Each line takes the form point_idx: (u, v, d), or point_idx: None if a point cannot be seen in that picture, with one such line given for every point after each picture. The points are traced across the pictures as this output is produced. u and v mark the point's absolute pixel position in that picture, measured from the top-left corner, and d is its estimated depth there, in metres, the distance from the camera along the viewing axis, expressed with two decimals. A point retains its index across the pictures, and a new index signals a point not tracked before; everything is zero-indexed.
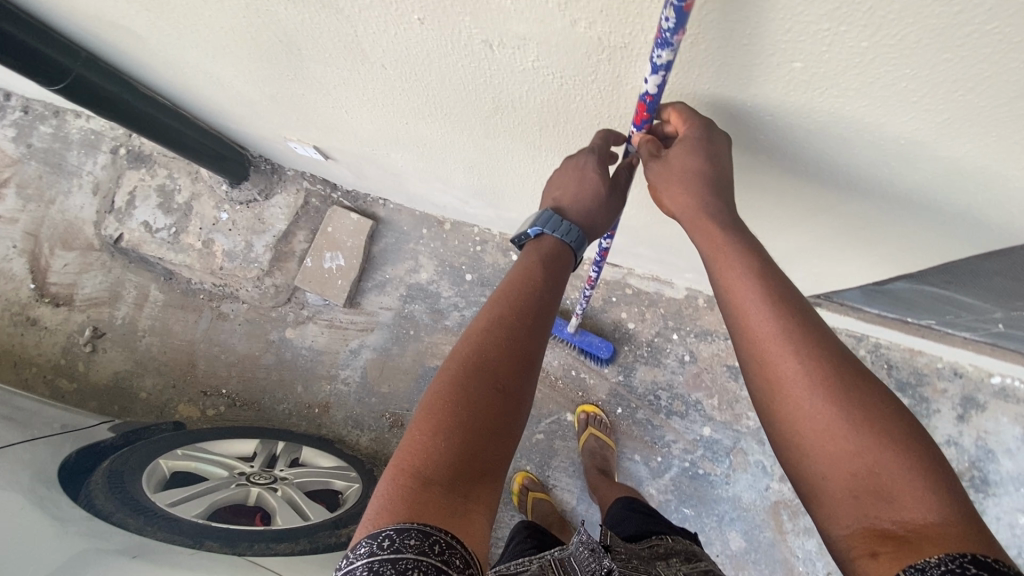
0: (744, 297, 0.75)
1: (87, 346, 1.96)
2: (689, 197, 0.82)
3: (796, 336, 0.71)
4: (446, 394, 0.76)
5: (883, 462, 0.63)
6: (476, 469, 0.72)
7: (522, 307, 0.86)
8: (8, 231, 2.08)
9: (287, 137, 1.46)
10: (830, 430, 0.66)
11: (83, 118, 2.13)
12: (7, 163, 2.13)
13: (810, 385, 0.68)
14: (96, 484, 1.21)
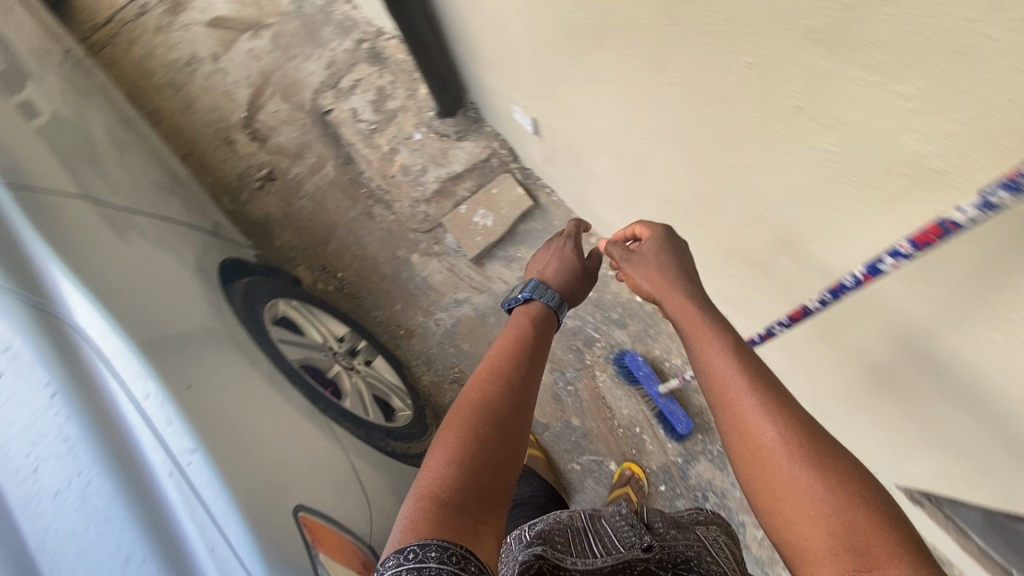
0: (720, 364, 0.78)
1: (257, 182, 2.23)
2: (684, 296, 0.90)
3: (760, 396, 0.73)
4: (453, 435, 0.85)
5: (855, 519, 0.63)
6: (483, 500, 0.79)
7: (512, 364, 0.97)
8: (250, 65, 2.41)
9: (515, 101, 1.59)
10: (803, 487, 0.67)
11: (350, 4, 2.41)
12: (276, 12, 2.47)
13: (784, 443, 0.70)
14: (238, 287, 1.38)
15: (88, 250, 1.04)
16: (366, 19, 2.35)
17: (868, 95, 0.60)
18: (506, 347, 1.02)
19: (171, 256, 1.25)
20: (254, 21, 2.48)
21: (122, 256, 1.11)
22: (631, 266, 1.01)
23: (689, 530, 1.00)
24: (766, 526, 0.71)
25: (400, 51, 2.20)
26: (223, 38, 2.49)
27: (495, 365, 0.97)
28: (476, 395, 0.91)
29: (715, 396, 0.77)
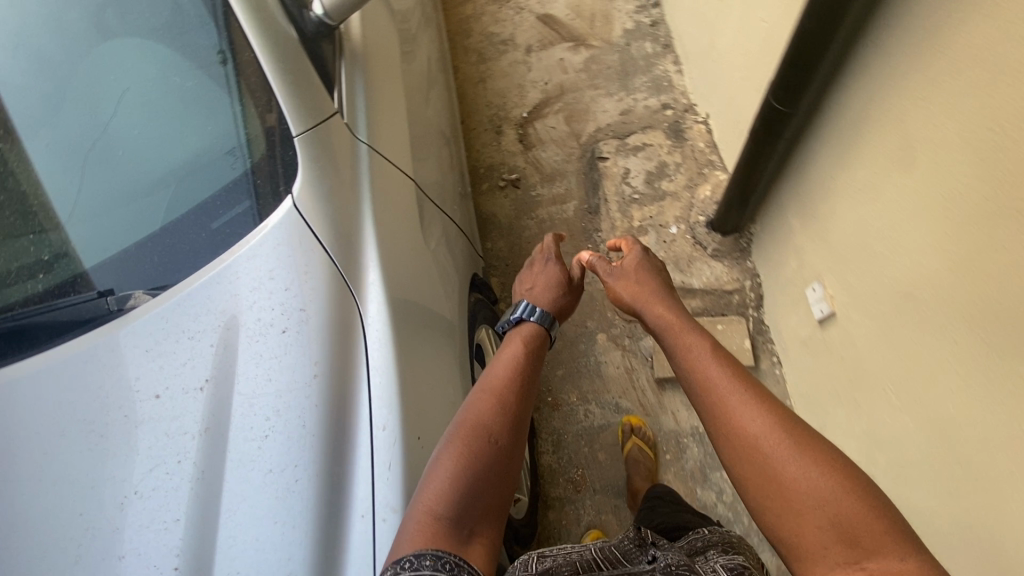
0: (703, 366, 0.84)
1: (502, 182, 2.24)
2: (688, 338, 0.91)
3: (738, 397, 0.78)
4: (449, 448, 0.82)
5: (847, 503, 0.66)
6: (470, 506, 0.78)
7: (513, 373, 0.91)
8: (555, 74, 2.44)
9: (820, 281, 1.40)
10: (791, 480, 0.70)
11: (676, 67, 2.32)
12: (604, 38, 2.46)
13: (762, 438, 0.74)
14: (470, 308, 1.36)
15: (398, 237, 1.03)
16: (684, 89, 2.25)
17: None
18: (501, 355, 0.96)
19: (446, 262, 1.22)
20: (580, 35, 2.49)
21: (419, 250, 1.08)
22: (624, 283, 1.10)
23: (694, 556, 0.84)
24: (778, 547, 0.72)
25: (702, 139, 2.07)
26: (544, 36, 2.53)
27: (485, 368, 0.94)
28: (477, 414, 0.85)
29: (703, 400, 0.82)
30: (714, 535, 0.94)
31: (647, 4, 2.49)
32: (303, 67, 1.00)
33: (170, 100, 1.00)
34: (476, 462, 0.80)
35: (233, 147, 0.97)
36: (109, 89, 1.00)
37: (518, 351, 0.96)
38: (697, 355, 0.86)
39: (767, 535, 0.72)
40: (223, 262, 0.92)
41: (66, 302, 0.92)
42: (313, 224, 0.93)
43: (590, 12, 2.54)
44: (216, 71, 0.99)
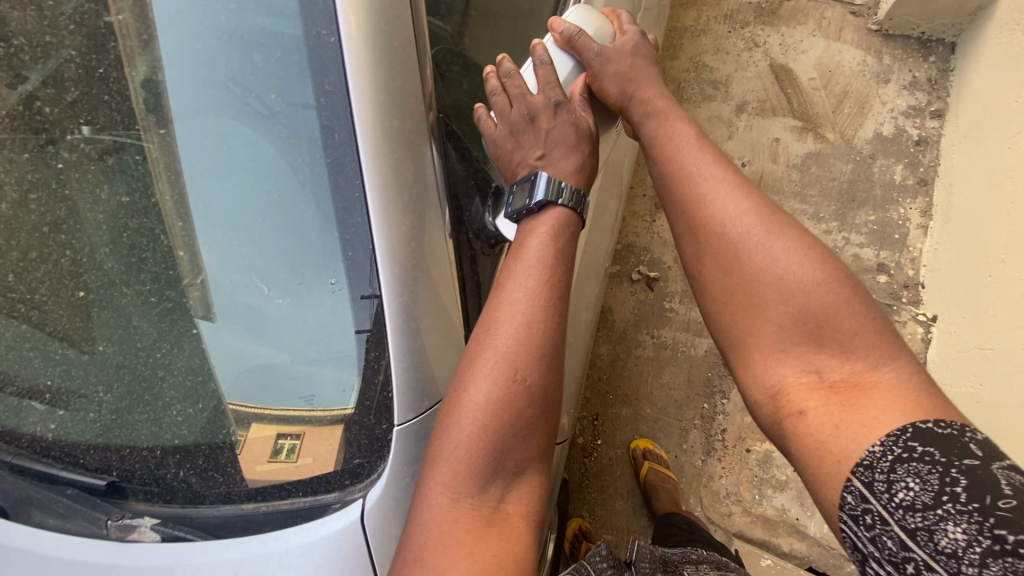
0: (681, 155, 0.78)
1: (636, 275, 1.80)
2: (675, 164, 0.78)
3: (717, 184, 0.74)
4: (457, 418, 0.64)
5: (822, 298, 0.64)
6: (494, 468, 0.63)
7: (540, 288, 0.67)
8: (760, 157, 1.88)
9: None
10: (767, 275, 0.67)
11: (923, 217, 1.72)
12: (845, 135, 1.84)
13: (734, 225, 0.70)
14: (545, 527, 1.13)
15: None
16: (918, 257, 1.68)
17: None
18: (523, 269, 0.68)
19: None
20: (814, 116, 1.88)
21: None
22: (620, 68, 0.83)
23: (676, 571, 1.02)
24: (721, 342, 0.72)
25: (911, 346, 1.58)
26: (768, 97, 1.93)
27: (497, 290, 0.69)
28: (524, 280, 0.68)
29: (678, 187, 0.77)
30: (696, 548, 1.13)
31: (923, 108, 1.82)
32: (446, 314, 0.69)
33: (247, 264, 0.67)
34: (530, 337, 0.65)
35: (312, 395, 0.68)
36: (161, 232, 0.68)
37: (553, 245, 0.70)
38: (675, 140, 0.79)
39: (715, 325, 0.72)
40: (262, 535, 0.70)
41: (69, 479, 0.73)
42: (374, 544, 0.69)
43: (843, 87, 1.89)
44: (317, 278, 0.66)
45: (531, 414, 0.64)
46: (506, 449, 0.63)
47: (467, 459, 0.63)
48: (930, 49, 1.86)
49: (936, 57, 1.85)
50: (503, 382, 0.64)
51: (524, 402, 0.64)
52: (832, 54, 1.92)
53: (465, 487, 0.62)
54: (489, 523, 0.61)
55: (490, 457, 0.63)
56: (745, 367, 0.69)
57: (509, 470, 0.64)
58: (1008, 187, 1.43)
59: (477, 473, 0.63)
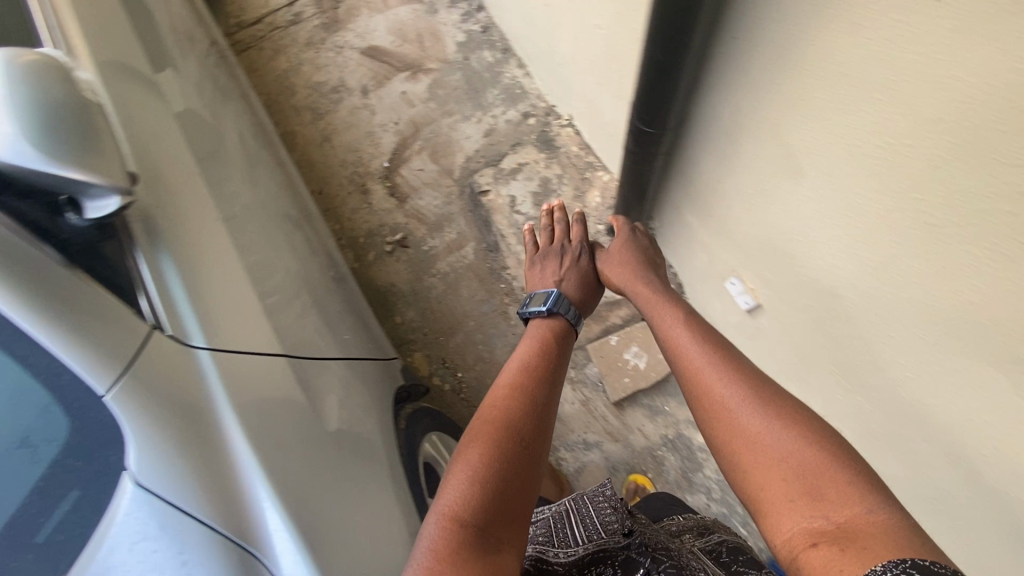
0: (679, 339, 1.04)
1: (389, 246, 2.05)
2: (673, 344, 1.05)
3: (718, 368, 0.95)
4: (460, 466, 0.92)
5: (810, 456, 0.79)
6: (498, 517, 0.86)
7: (531, 385, 1.07)
8: (401, 109, 2.25)
9: (736, 274, 1.38)
10: (765, 440, 0.83)
11: (522, 69, 2.22)
12: (440, 58, 2.31)
13: (738, 401, 0.89)
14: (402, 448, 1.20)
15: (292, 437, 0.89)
16: (538, 92, 2.15)
17: None
18: (506, 381, 1.09)
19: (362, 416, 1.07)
20: (413, 62, 2.32)
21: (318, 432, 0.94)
22: (613, 266, 1.39)
23: (671, 534, 1.14)
24: (733, 480, 0.86)
25: (574, 141, 2.01)
26: (376, 72, 2.34)
27: (497, 396, 1.05)
28: (506, 376, 1.10)
29: (686, 377, 0.98)
30: (677, 518, 1.25)
31: (470, 12, 2.36)
32: (92, 313, 0.80)
33: None
34: (523, 434, 0.96)
35: (34, 439, 0.78)
36: None
37: (519, 366, 1.12)
38: (670, 325, 1.10)
39: (727, 472, 0.87)
40: (91, 556, 0.77)
41: None
42: (171, 482, 0.78)
43: (415, 33, 2.37)
44: None
45: (530, 476, 0.92)
46: (503, 498, 0.88)
47: (471, 496, 0.86)
48: None
49: None
50: (506, 451, 0.93)
51: (514, 466, 0.91)
52: (393, 21, 2.40)
53: (470, 520, 0.83)
54: (483, 551, 0.80)
55: (489, 490, 0.87)
56: (761, 514, 0.80)
57: (499, 524, 0.85)
58: (526, 12, 1.92)
59: (475, 506, 0.86)
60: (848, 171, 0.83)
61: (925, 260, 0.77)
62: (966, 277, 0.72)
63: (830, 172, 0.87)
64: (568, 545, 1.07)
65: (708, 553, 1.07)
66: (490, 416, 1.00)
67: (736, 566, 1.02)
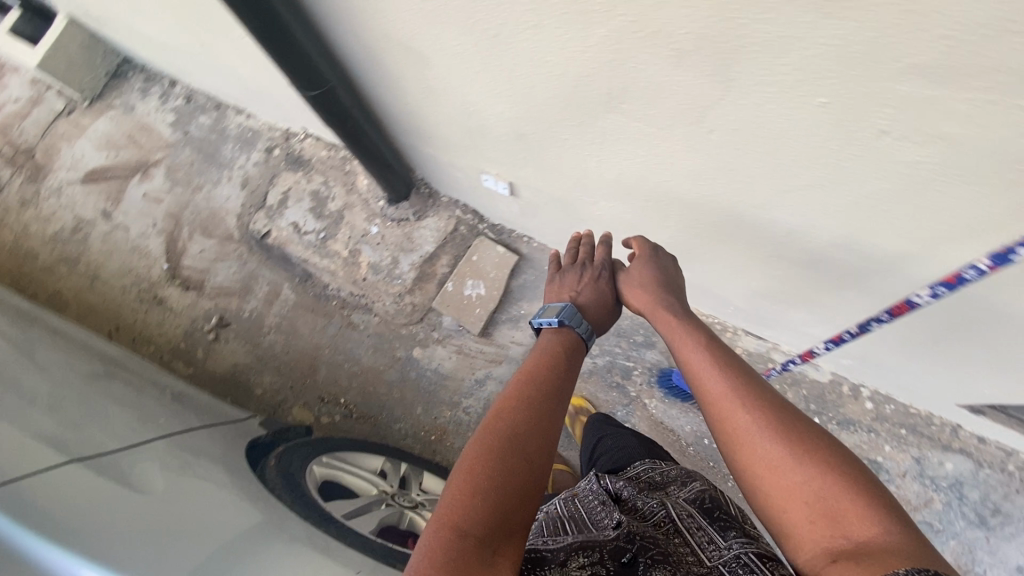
0: (695, 362, 0.97)
1: (211, 333, 1.99)
2: (693, 364, 0.97)
3: (739, 390, 0.89)
4: (466, 471, 0.82)
5: (824, 477, 0.77)
6: (502, 527, 0.76)
7: (536, 394, 0.95)
8: (152, 210, 2.17)
9: (484, 170, 1.51)
10: (781, 463, 0.80)
11: (242, 114, 2.23)
12: (162, 146, 2.26)
13: (759, 430, 0.84)
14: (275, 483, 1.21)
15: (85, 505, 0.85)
16: (266, 125, 2.18)
17: (980, 113, 0.59)
18: (515, 391, 0.97)
19: (195, 486, 1.04)
20: (138, 163, 2.25)
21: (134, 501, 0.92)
22: (626, 278, 1.20)
23: (654, 489, 1.02)
24: (760, 508, 0.82)
25: (319, 147, 2.06)
26: (107, 190, 2.22)
27: (504, 405, 0.93)
28: (512, 387, 0.98)
29: (705, 404, 0.92)
30: (668, 463, 1.11)
31: (167, 92, 2.33)
32: None
33: None
34: (526, 439, 0.86)
35: None
36: None
37: (526, 376, 1.00)
38: (688, 341, 1.01)
39: (753, 503, 0.84)
40: None
41: None
42: None
43: (125, 137, 2.29)
44: None
45: (531, 484, 0.82)
46: (508, 508, 0.78)
47: (476, 501, 0.77)
48: (126, 76, 2.37)
49: (134, 74, 2.37)
50: (517, 461, 0.83)
51: (520, 475, 0.82)
52: (97, 139, 2.30)
53: (474, 528, 0.74)
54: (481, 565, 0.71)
55: (495, 504, 0.78)
56: (786, 540, 0.78)
57: (505, 533, 0.76)
58: (201, 63, 1.94)
59: (478, 517, 0.76)
60: (441, 31, 0.97)
61: (518, 61, 0.93)
62: (543, 54, 0.87)
63: (439, 42, 1.00)
64: (556, 536, 0.89)
65: (694, 505, 0.94)
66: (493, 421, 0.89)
67: (719, 514, 0.92)
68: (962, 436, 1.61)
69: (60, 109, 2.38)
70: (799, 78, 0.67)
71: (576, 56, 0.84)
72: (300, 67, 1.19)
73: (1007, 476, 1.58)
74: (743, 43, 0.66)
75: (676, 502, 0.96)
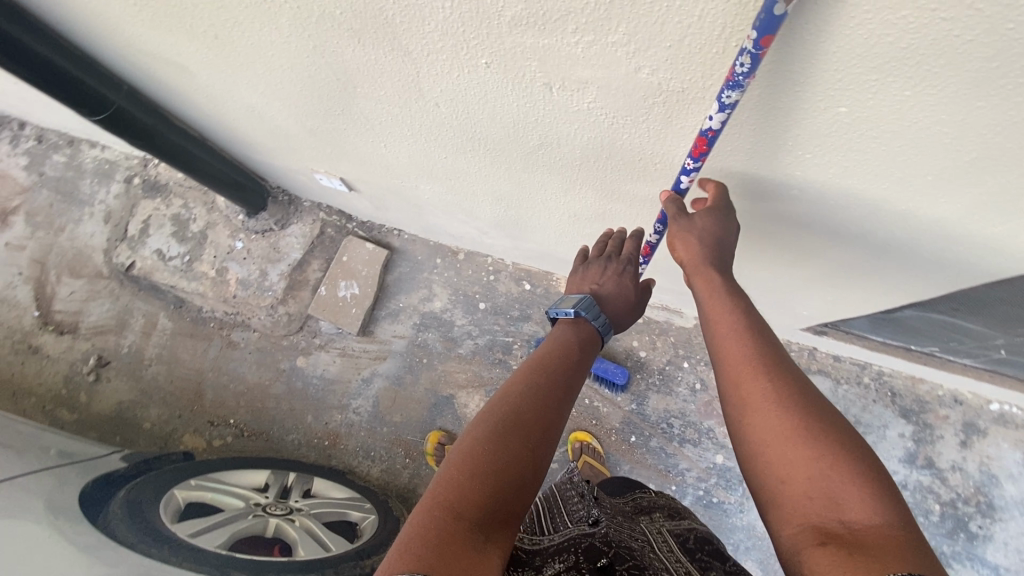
0: (720, 316, 0.80)
1: (91, 374, 1.95)
2: (718, 317, 0.80)
3: (761, 352, 0.74)
4: (468, 446, 0.75)
5: (833, 457, 0.64)
6: (498, 508, 0.69)
7: (551, 383, 0.87)
8: (15, 257, 2.10)
9: (313, 169, 1.50)
10: (792, 437, 0.67)
11: (97, 146, 2.16)
12: (18, 191, 2.17)
13: (773, 398, 0.70)
14: (115, 512, 1.20)
15: None
16: (121, 154, 2.12)
17: (588, 54, 0.62)
18: (522, 380, 0.87)
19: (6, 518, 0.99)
20: None
21: None
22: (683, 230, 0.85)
23: (638, 521, 1.02)
24: (754, 482, 0.71)
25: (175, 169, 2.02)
26: None
27: (523, 389, 0.85)
28: (518, 374, 0.88)
29: (720, 361, 0.78)
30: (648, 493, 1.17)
31: (16, 134, 2.24)
32: None
33: None
34: (526, 427, 0.78)
35: None
36: None
37: (535, 366, 0.91)
38: (716, 290, 0.82)
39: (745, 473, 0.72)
40: None
41: None
42: None
43: None
44: None
45: (527, 476, 0.74)
46: (502, 492, 0.70)
47: (471, 478, 0.70)
48: None
49: None
50: (520, 446, 0.75)
51: (516, 461, 0.73)
52: None
53: (465, 507, 0.67)
54: (467, 549, 0.63)
55: (491, 486, 0.70)
56: (772, 519, 0.67)
57: (493, 519, 0.68)
58: (29, 99, 1.87)
59: (471, 493, 0.68)
60: (175, 38, 0.95)
61: (252, 59, 0.93)
62: (263, 49, 0.88)
63: (183, 50, 0.99)
64: (538, 535, 0.91)
65: (677, 542, 0.95)
66: (499, 410, 0.80)
67: (702, 554, 0.91)
68: (820, 358, 1.69)
69: None
70: (452, 41, 0.69)
71: (284, 45, 0.84)
72: (75, 92, 1.17)
73: (865, 388, 1.67)
74: (388, 13, 0.68)
75: (652, 528, 0.99)
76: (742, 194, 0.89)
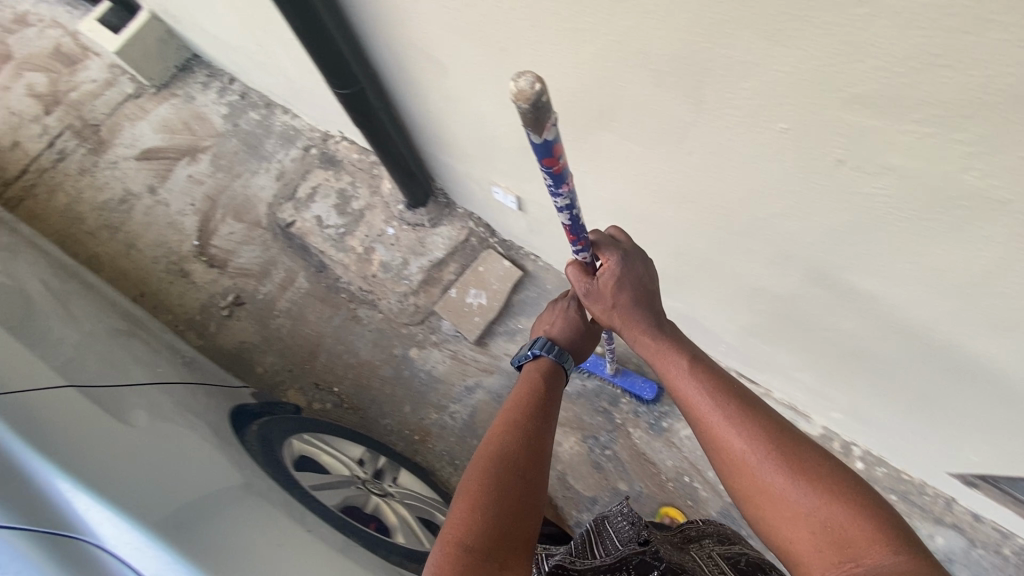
0: (687, 386, 0.90)
1: (226, 310, 2.10)
2: (681, 385, 0.91)
3: (732, 417, 0.83)
4: (465, 494, 0.84)
5: (835, 512, 0.74)
6: (511, 543, 0.79)
7: (534, 415, 0.96)
8: (193, 190, 2.34)
9: (494, 182, 1.59)
10: (791, 496, 0.76)
11: (289, 114, 2.40)
12: (212, 134, 2.44)
13: (757, 459, 0.80)
14: (253, 447, 1.27)
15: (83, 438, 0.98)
16: (307, 125, 2.34)
17: (915, 146, 0.64)
18: (505, 415, 0.97)
19: (176, 431, 1.14)
20: (188, 146, 2.44)
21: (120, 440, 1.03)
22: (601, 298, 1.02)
23: (687, 545, 1.01)
24: (759, 526, 0.81)
25: (352, 150, 2.20)
26: (157, 169, 2.41)
27: (504, 424, 0.94)
28: (504, 412, 0.97)
29: (701, 428, 0.87)
30: (698, 524, 1.16)
31: (225, 87, 2.53)
32: None
33: None
34: (519, 460, 0.88)
35: None
36: None
37: (519, 399, 1.00)
38: (676, 363, 0.93)
39: (754, 522, 0.82)
40: None
41: None
42: None
43: (181, 123, 2.49)
44: None
45: (526, 503, 0.84)
46: (512, 526, 0.81)
47: (480, 523, 0.80)
48: (191, 69, 2.60)
49: (199, 68, 2.59)
50: (513, 477, 0.85)
51: (518, 495, 0.84)
52: (157, 121, 2.52)
53: (482, 548, 0.77)
54: None
55: (493, 519, 0.80)
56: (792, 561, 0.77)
57: (508, 550, 0.78)
58: (257, 63, 2.12)
59: (479, 530, 0.79)
60: (457, 41, 1.06)
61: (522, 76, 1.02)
62: (544, 70, 0.95)
63: (456, 53, 1.10)
64: (588, 559, 0.99)
65: (728, 563, 0.93)
66: (489, 451, 0.89)
67: None
68: (955, 510, 1.54)
69: (129, 91, 2.59)
70: (760, 104, 0.72)
71: (568, 70, 0.91)
72: (337, 67, 1.32)
73: (1003, 560, 1.49)
74: (710, 67, 0.72)
75: (705, 553, 0.98)
76: (984, 319, 0.85)
